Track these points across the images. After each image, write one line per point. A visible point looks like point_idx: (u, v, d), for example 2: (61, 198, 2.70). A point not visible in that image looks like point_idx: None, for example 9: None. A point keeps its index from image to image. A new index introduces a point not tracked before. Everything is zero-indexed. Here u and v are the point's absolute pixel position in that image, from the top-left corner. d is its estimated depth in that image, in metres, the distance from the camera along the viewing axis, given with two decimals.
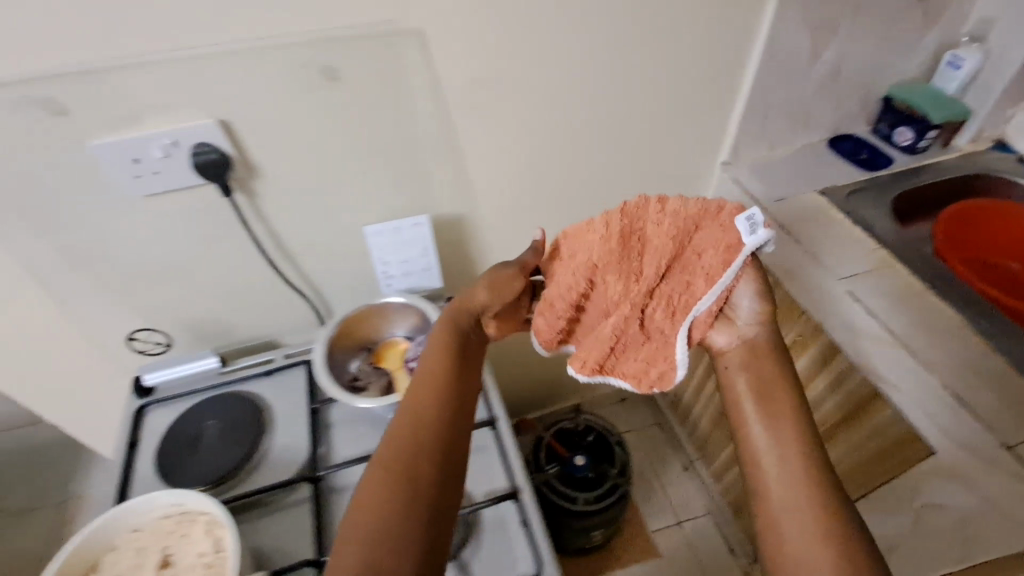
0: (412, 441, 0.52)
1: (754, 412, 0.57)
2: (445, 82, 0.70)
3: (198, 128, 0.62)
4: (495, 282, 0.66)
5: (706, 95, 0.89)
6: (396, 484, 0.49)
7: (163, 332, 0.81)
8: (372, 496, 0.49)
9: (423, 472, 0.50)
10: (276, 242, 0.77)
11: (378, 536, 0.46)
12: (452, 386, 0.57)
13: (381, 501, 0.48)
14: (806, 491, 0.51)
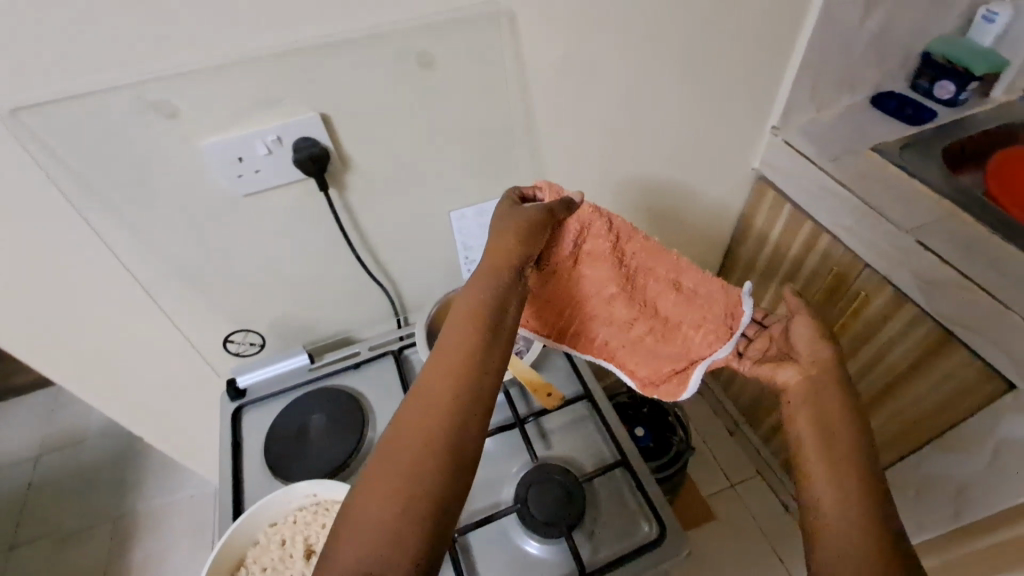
0: (425, 425, 0.46)
1: (814, 448, 0.52)
2: (530, 64, 0.71)
3: (302, 123, 0.63)
4: (525, 229, 0.58)
5: (761, 61, 0.90)
6: (399, 471, 0.44)
7: (260, 333, 0.82)
8: (377, 483, 0.44)
9: (431, 465, 0.44)
10: (361, 234, 0.78)
11: (379, 535, 0.42)
12: (477, 360, 0.49)
13: (382, 490, 0.43)
14: (865, 541, 0.45)
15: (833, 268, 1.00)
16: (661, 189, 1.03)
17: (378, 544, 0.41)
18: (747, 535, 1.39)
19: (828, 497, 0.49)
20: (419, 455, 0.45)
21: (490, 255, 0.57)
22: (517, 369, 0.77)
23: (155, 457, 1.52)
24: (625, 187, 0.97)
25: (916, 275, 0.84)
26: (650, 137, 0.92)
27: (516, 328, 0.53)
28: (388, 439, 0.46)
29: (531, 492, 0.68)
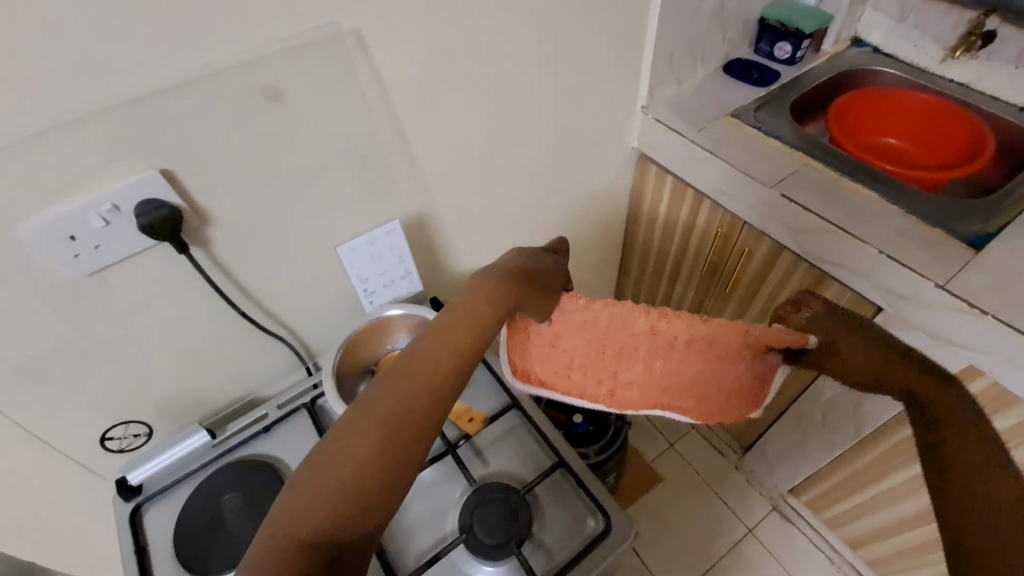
0: (416, 394, 0.39)
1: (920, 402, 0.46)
2: (389, 81, 0.67)
3: (141, 185, 0.55)
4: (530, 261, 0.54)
5: (618, 45, 0.93)
6: (396, 419, 0.37)
7: (143, 422, 0.73)
8: (362, 426, 0.36)
9: (426, 432, 0.38)
10: (240, 289, 0.71)
11: (348, 497, 0.34)
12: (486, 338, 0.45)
13: (376, 431, 0.36)
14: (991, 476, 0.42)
15: (719, 230, 1.06)
16: (551, 182, 1.04)
17: (352, 498, 0.34)
18: (691, 486, 1.47)
19: (960, 460, 0.43)
20: (418, 413, 0.38)
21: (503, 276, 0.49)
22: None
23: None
24: (515, 186, 0.97)
25: (787, 225, 0.91)
26: (528, 133, 0.91)
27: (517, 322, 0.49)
28: (367, 398, 0.38)
29: (475, 517, 0.66)
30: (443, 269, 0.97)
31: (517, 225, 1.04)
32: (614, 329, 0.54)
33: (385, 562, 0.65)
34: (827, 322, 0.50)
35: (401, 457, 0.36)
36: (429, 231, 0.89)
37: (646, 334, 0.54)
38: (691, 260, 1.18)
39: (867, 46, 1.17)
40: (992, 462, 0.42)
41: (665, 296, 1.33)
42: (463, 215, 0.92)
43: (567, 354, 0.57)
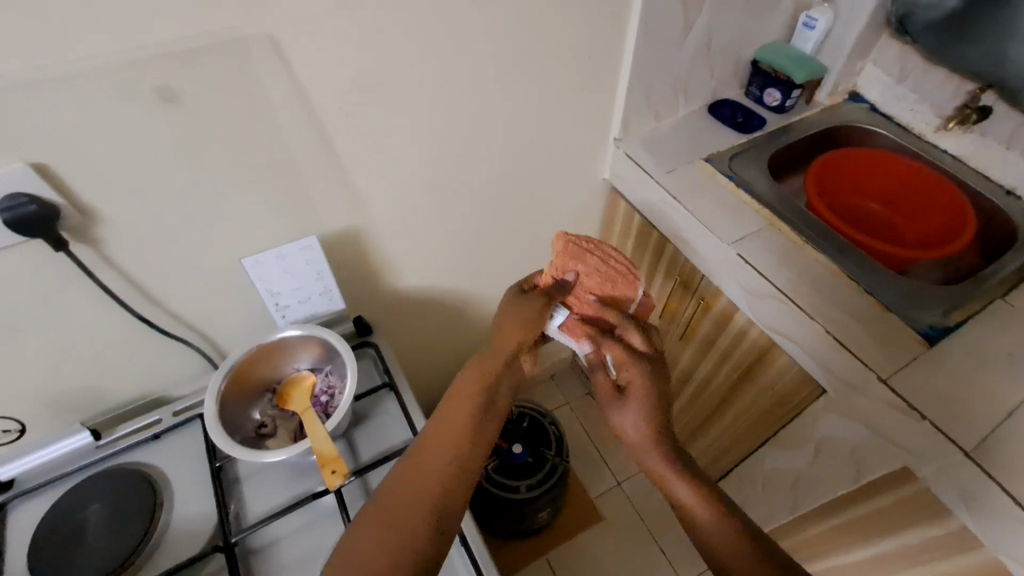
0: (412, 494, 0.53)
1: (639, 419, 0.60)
2: (312, 92, 0.63)
3: (5, 177, 0.51)
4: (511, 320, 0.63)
5: (587, 74, 0.88)
6: (389, 523, 0.51)
7: (17, 415, 0.69)
8: (367, 530, 0.51)
9: (416, 524, 0.51)
10: (136, 291, 0.67)
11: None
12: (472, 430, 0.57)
13: (373, 533, 0.51)
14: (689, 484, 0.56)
15: (678, 276, 1.01)
16: (508, 209, 0.99)
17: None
18: (631, 529, 1.42)
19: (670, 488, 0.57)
20: (411, 508, 0.52)
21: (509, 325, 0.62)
22: (315, 439, 0.65)
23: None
24: (466, 208, 0.92)
25: (741, 286, 0.86)
26: (480, 155, 0.86)
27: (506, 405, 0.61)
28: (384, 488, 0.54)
29: None
30: (381, 284, 0.93)
31: (468, 247, 1.00)
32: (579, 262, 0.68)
33: None
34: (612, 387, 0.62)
35: (397, 540, 0.50)
36: (363, 246, 0.84)
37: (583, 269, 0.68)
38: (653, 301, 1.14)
39: (864, 102, 1.11)
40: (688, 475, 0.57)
41: None
42: (405, 233, 0.88)
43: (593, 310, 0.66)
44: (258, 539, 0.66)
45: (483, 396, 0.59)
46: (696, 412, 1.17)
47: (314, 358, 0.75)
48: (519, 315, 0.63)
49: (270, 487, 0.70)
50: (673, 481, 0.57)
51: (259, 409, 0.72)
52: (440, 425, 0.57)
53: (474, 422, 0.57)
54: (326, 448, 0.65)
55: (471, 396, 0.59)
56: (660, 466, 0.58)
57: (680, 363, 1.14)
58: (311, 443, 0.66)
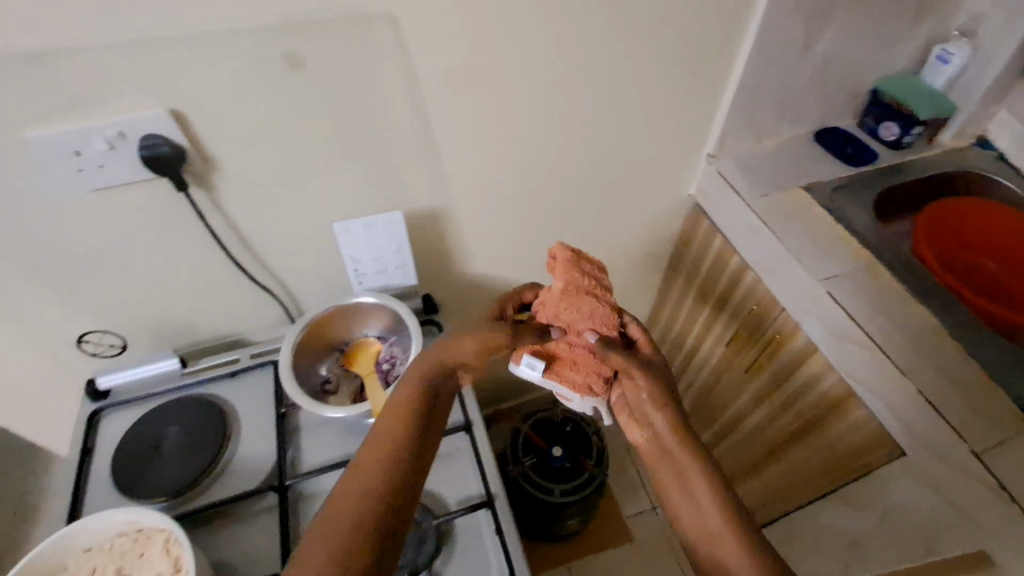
0: (349, 520, 0.47)
1: (660, 415, 0.61)
2: (420, 72, 0.65)
3: (147, 119, 0.57)
4: (484, 343, 0.58)
5: (691, 85, 0.86)
6: (328, 555, 0.45)
7: (120, 333, 0.76)
8: (302, 567, 0.45)
9: (356, 552, 0.46)
10: (237, 238, 0.72)
11: None
12: (406, 444, 0.53)
13: (311, 568, 0.44)
14: (721, 514, 0.55)
15: (754, 306, 0.97)
16: (587, 211, 0.99)
17: None
18: (660, 557, 1.38)
19: (693, 518, 0.56)
20: (348, 536, 0.46)
21: (455, 346, 0.58)
22: (375, 403, 0.69)
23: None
24: (546, 205, 0.93)
25: (823, 326, 0.81)
26: (568, 155, 0.86)
27: (440, 420, 0.57)
28: (320, 517, 0.48)
29: None
30: (453, 267, 0.95)
31: (542, 244, 1.00)
32: (572, 301, 0.63)
33: (284, 541, 0.64)
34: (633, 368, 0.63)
35: (337, 573, 0.44)
36: (443, 227, 0.86)
37: (572, 315, 0.63)
38: (721, 327, 1.09)
39: (994, 150, 1.01)
40: (711, 503, 0.56)
41: (691, 352, 1.24)
42: (484, 220, 0.89)
43: (572, 364, 0.66)
44: (308, 488, 0.70)
45: (425, 405, 0.56)
46: (749, 450, 1.11)
47: (382, 327, 0.78)
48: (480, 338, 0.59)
49: (326, 442, 0.74)
50: (700, 495, 0.56)
51: (325, 365, 0.76)
52: (372, 444, 0.52)
53: (411, 437, 0.53)
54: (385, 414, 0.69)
55: (402, 406, 0.55)
56: (691, 476, 0.57)
57: (740, 396, 1.09)
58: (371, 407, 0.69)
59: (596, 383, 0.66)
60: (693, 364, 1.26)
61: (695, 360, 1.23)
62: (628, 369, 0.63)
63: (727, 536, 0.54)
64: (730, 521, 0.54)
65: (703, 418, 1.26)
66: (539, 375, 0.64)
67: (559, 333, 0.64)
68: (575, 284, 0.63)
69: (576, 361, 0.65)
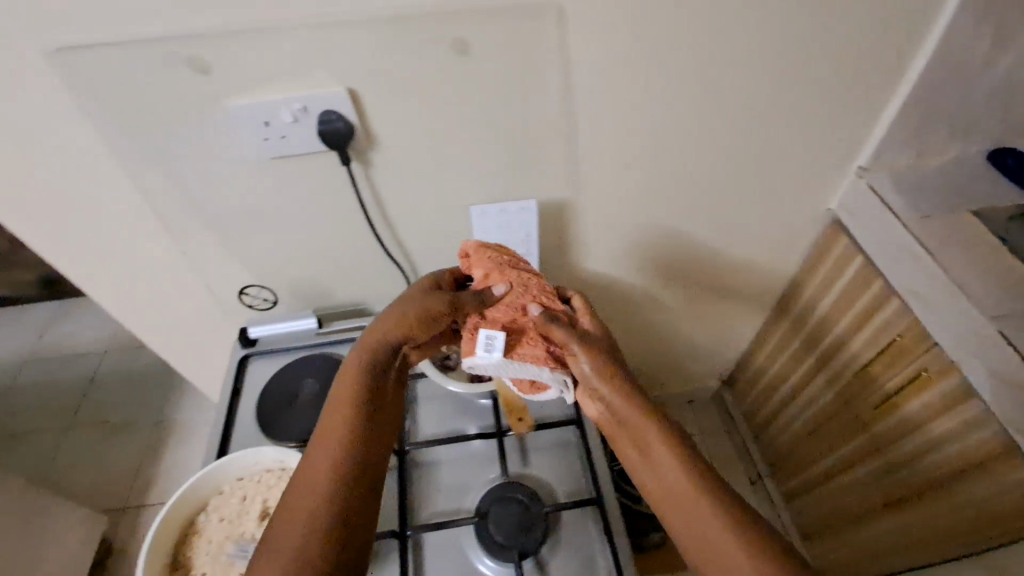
0: (315, 485, 0.53)
1: (614, 393, 0.61)
2: (576, 63, 0.66)
3: (329, 97, 0.62)
4: (405, 316, 0.63)
5: (852, 91, 0.79)
6: (303, 517, 0.50)
7: (272, 290, 0.84)
8: (281, 531, 0.50)
9: (323, 509, 0.51)
10: (382, 213, 0.77)
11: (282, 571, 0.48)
12: (364, 412, 0.58)
13: (290, 530, 0.50)
14: (694, 493, 0.54)
15: (897, 338, 0.90)
16: (713, 218, 0.95)
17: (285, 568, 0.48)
18: None
19: (667, 501, 0.55)
20: (315, 499, 0.52)
21: (403, 321, 0.63)
22: (501, 386, 0.74)
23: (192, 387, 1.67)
24: (672, 208, 0.90)
25: (987, 368, 0.72)
26: (706, 157, 0.83)
27: (393, 388, 0.62)
28: (292, 488, 0.53)
29: (493, 508, 0.66)
30: (568, 262, 0.95)
31: (659, 247, 0.98)
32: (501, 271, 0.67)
33: (403, 503, 0.68)
34: (579, 346, 0.62)
35: (305, 531, 0.50)
36: (568, 220, 0.87)
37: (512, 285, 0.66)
38: (849, 356, 1.02)
39: None
40: (686, 480, 0.54)
41: (803, 379, 1.17)
42: (609, 217, 0.89)
43: (528, 337, 0.63)
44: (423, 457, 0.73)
45: (376, 377, 0.61)
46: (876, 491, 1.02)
47: None
48: (419, 305, 0.63)
49: (440, 416, 0.77)
50: (672, 474, 0.55)
51: None
52: (331, 419, 0.57)
53: (370, 404, 0.59)
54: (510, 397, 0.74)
55: (354, 379, 0.59)
56: (659, 456, 0.57)
57: (867, 431, 1.01)
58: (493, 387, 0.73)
59: (552, 356, 0.63)
60: (804, 393, 1.18)
61: (810, 388, 1.16)
62: (570, 346, 0.62)
63: (711, 512, 0.52)
64: (700, 497, 0.53)
65: (815, 448, 1.19)
66: (494, 359, 0.62)
67: (496, 302, 0.65)
68: (490, 263, 0.68)
69: (528, 335, 0.64)
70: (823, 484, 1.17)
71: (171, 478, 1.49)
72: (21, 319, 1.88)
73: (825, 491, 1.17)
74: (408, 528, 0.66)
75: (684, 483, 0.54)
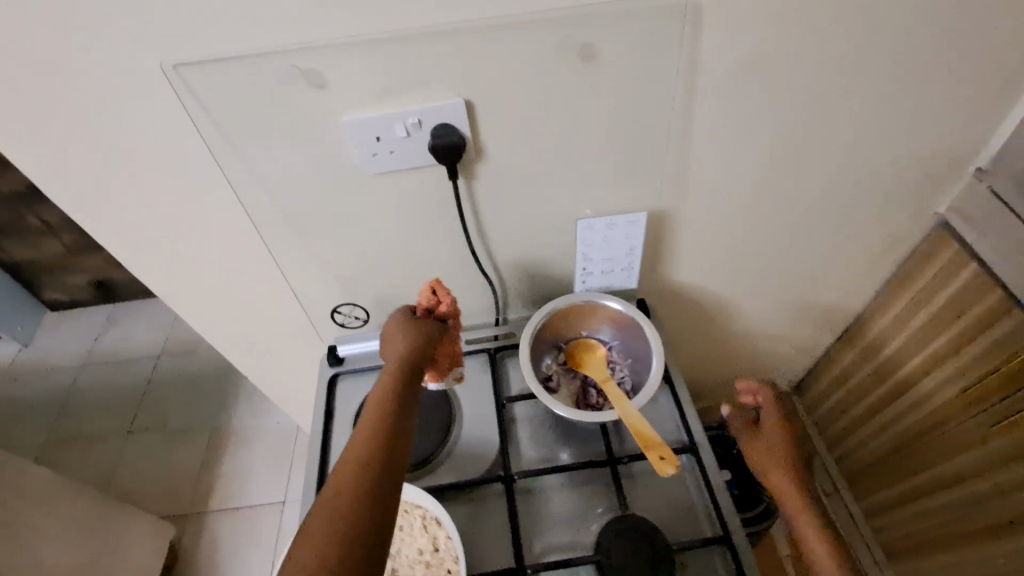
0: (344, 484, 0.50)
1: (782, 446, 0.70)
2: (702, 67, 0.61)
3: (446, 109, 0.58)
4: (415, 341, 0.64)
5: (984, 86, 0.72)
6: (335, 514, 0.47)
7: (365, 307, 0.80)
8: (310, 531, 0.47)
9: (352, 509, 0.48)
10: (482, 230, 0.73)
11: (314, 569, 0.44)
12: (392, 421, 0.56)
13: (320, 528, 0.47)
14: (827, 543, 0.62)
15: (1017, 355, 0.84)
16: (815, 226, 0.89)
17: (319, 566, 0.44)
18: None
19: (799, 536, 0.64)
20: (345, 500, 0.48)
21: (409, 341, 0.63)
22: (624, 413, 0.66)
23: (247, 393, 1.67)
24: (774, 217, 0.85)
25: None
26: (818, 162, 0.78)
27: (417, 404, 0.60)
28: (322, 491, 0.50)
29: (613, 545, 0.63)
30: (659, 274, 0.90)
31: (755, 257, 0.93)
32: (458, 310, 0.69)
33: (516, 536, 0.66)
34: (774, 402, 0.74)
35: (336, 528, 0.46)
36: (667, 231, 0.82)
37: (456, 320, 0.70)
38: (954, 371, 0.96)
39: None
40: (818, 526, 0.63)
41: (893, 392, 1.10)
42: (708, 228, 0.84)
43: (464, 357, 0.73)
44: (532, 484, 0.71)
45: (400, 391, 0.59)
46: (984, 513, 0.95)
47: (610, 331, 0.77)
48: (411, 337, 0.64)
49: (543, 440, 0.75)
50: (801, 516, 0.65)
51: (546, 361, 0.76)
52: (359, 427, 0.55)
53: (397, 414, 0.56)
54: (647, 431, 0.64)
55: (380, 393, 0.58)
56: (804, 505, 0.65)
57: (973, 450, 0.95)
58: (620, 415, 0.66)
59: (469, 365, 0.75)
60: (893, 406, 1.11)
61: (900, 401, 1.09)
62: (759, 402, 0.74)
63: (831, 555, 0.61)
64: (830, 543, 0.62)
65: (903, 464, 1.12)
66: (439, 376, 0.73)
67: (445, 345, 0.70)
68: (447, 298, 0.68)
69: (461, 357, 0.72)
70: (914, 503, 1.10)
71: (230, 486, 1.48)
72: (77, 324, 1.90)
73: (916, 509, 1.10)
74: (527, 566, 0.63)
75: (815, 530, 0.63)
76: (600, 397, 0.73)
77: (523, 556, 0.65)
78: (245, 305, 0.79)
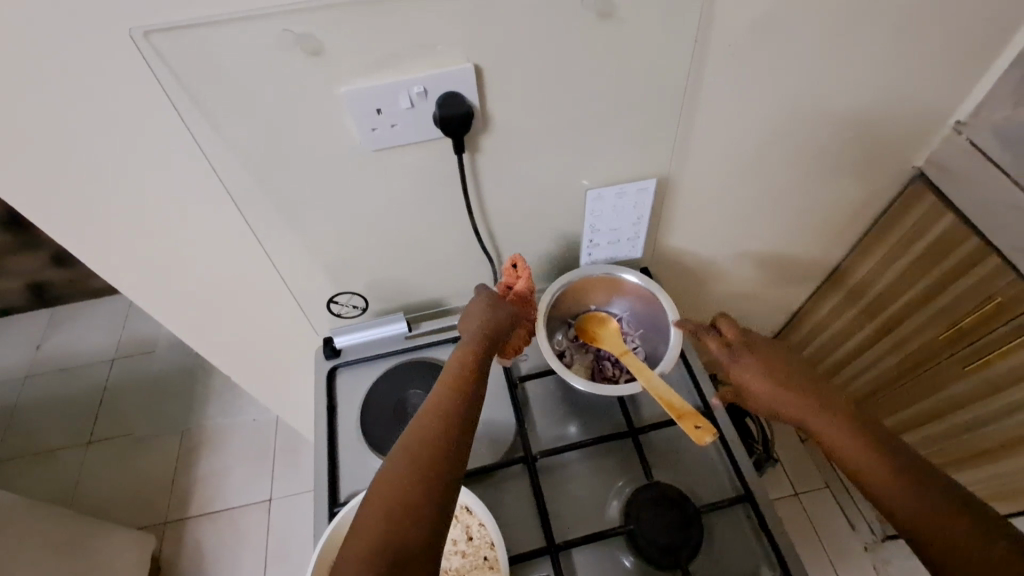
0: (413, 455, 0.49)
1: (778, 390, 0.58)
2: (715, 22, 0.59)
3: (456, 75, 0.54)
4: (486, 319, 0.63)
5: (970, 38, 0.74)
6: (403, 482, 0.47)
7: (362, 295, 0.75)
8: (377, 493, 0.47)
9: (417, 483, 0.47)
10: (486, 206, 0.69)
11: (378, 537, 0.44)
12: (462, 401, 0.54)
13: (386, 494, 0.47)
14: (867, 457, 0.51)
15: (995, 297, 0.86)
16: (810, 183, 0.89)
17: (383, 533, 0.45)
18: (804, 544, 1.29)
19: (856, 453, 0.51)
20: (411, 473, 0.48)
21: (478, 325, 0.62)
22: (652, 386, 0.64)
23: (217, 392, 1.57)
24: (771, 177, 0.84)
25: None
26: (816, 120, 0.77)
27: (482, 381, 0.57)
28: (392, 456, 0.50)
29: (642, 513, 0.63)
30: (657, 242, 0.89)
31: (750, 219, 0.92)
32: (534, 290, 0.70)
33: (543, 517, 0.63)
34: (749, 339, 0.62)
35: (399, 496, 0.46)
36: (669, 198, 0.80)
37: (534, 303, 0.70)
38: (927, 317, 0.99)
39: None
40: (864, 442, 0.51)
41: (870, 339, 1.13)
42: (709, 192, 0.82)
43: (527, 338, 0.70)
44: (551, 461, 0.69)
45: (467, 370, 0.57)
46: (963, 445, 1.01)
47: (624, 305, 0.77)
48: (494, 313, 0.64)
49: (559, 416, 0.73)
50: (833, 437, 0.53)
51: (557, 338, 0.75)
52: (433, 402, 0.54)
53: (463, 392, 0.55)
54: (681, 403, 0.62)
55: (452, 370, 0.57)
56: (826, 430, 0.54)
57: (949, 389, 0.99)
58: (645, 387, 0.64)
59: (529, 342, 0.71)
60: (869, 352, 1.14)
61: (876, 347, 1.12)
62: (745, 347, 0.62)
63: (868, 460, 0.50)
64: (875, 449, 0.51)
65: (879, 407, 1.16)
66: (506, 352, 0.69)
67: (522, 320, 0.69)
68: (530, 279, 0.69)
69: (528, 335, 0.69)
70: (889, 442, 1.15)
71: (210, 489, 1.41)
72: (13, 332, 1.73)
73: None
74: (561, 544, 0.62)
75: (872, 462, 0.50)
76: (617, 369, 0.72)
77: (553, 535, 0.63)
78: (230, 301, 0.73)
